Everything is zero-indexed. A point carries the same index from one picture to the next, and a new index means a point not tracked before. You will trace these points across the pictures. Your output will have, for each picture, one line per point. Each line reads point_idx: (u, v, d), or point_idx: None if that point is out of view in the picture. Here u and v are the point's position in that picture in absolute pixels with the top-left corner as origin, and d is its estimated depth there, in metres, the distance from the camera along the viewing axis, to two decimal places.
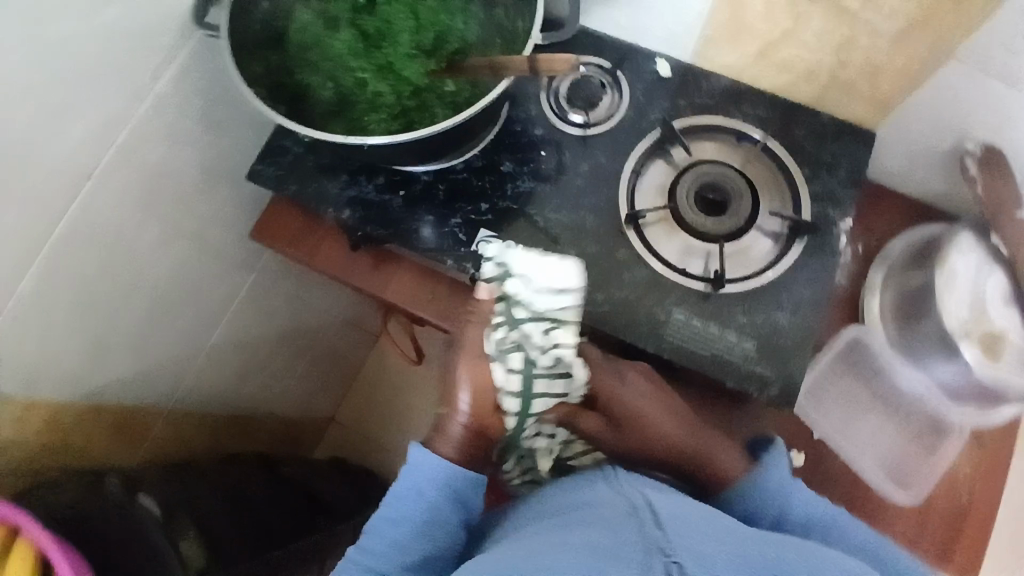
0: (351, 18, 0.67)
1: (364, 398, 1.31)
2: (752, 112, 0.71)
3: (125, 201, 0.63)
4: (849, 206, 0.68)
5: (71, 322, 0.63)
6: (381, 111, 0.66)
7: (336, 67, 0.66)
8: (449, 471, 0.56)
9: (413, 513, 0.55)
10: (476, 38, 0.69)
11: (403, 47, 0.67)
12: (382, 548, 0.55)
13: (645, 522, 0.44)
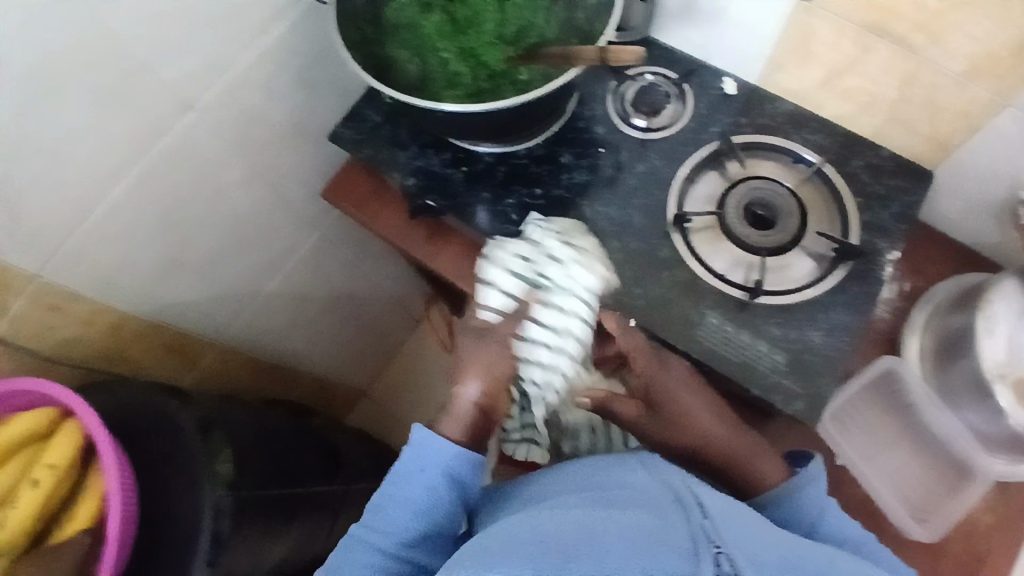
0: (444, 5, 0.73)
1: (396, 378, 1.35)
2: (811, 137, 0.72)
3: (219, 137, 0.70)
4: (899, 239, 0.68)
5: (153, 236, 0.70)
6: (457, 90, 0.70)
7: (423, 46, 0.71)
8: (461, 459, 0.53)
9: (417, 501, 0.52)
10: (555, 35, 0.72)
11: (487, 36, 0.72)
12: (381, 534, 0.52)
13: (692, 515, 0.46)
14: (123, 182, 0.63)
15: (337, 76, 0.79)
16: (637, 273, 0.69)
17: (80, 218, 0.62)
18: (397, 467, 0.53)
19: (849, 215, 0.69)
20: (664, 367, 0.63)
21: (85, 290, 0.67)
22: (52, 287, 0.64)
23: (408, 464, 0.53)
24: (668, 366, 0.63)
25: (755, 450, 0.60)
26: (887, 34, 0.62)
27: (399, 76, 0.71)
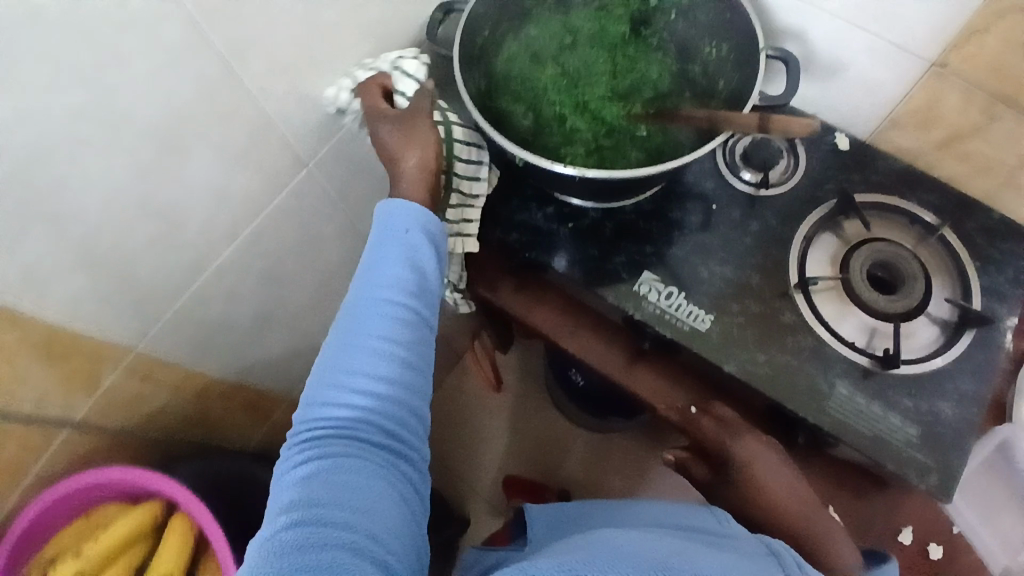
0: (555, 57, 0.70)
1: (439, 414, 1.30)
2: (926, 197, 0.72)
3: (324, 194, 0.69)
4: (1018, 305, 0.67)
5: (257, 292, 0.67)
6: (578, 146, 0.67)
7: (538, 99, 0.69)
8: (421, 210, 0.53)
9: (403, 255, 0.52)
10: (669, 89, 0.70)
11: (600, 90, 0.69)
12: (372, 293, 0.51)
13: (786, 567, 0.50)
14: (227, 246, 0.60)
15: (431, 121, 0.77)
16: (760, 338, 0.68)
17: (185, 281, 0.58)
18: (371, 231, 0.53)
19: (971, 281, 0.68)
20: (735, 439, 0.65)
21: (181, 356, 0.63)
22: (150, 356, 0.59)
23: (378, 238, 0.53)
24: (739, 440, 0.65)
25: (829, 532, 0.60)
26: (1023, 106, 0.61)
27: (518, 132, 0.67)
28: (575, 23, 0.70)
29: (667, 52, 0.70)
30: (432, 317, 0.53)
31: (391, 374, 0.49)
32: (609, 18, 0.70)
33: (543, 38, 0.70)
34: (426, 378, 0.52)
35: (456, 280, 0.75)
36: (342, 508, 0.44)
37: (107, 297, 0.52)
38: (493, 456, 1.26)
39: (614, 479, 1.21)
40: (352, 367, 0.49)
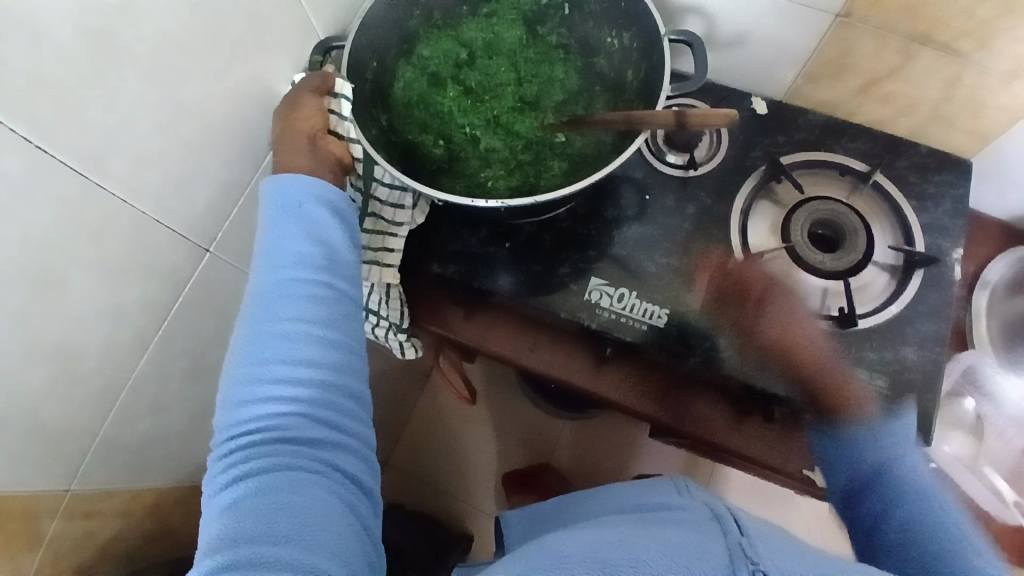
0: (454, 75, 0.66)
1: (418, 440, 1.26)
2: (851, 146, 0.71)
3: (236, 271, 0.65)
4: (959, 235, 0.68)
5: (184, 387, 0.65)
6: (498, 167, 0.64)
7: (446, 125, 0.65)
8: (318, 183, 0.52)
9: (302, 231, 0.51)
10: (578, 88, 0.67)
11: (508, 102, 0.66)
12: (276, 276, 0.49)
13: (729, 531, 0.43)
14: (135, 363, 0.57)
15: None
16: (718, 321, 0.67)
17: (100, 414, 0.56)
18: (263, 215, 0.52)
19: (910, 222, 0.68)
20: (791, 274, 0.66)
21: (116, 482, 0.62)
22: (85, 495, 0.59)
23: (275, 217, 0.51)
24: (796, 275, 0.66)
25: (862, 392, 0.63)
26: (932, 41, 0.60)
27: (433, 163, 0.64)
28: (468, 36, 0.67)
29: (568, 49, 0.68)
30: (348, 288, 0.51)
31: (313, 354, 0.47)
32: (502, 24, 0.67)
33: (438, 58, 0.66)
34: (355, 354, 0.50)
35: (398, 320, 0.73)
36: (276, 525, 0.39)
37: (18, 454, 0.50)
38: (483, 468, 1.23)
39: (608, 462, 1.20)
40: (271, 355, 0.46)
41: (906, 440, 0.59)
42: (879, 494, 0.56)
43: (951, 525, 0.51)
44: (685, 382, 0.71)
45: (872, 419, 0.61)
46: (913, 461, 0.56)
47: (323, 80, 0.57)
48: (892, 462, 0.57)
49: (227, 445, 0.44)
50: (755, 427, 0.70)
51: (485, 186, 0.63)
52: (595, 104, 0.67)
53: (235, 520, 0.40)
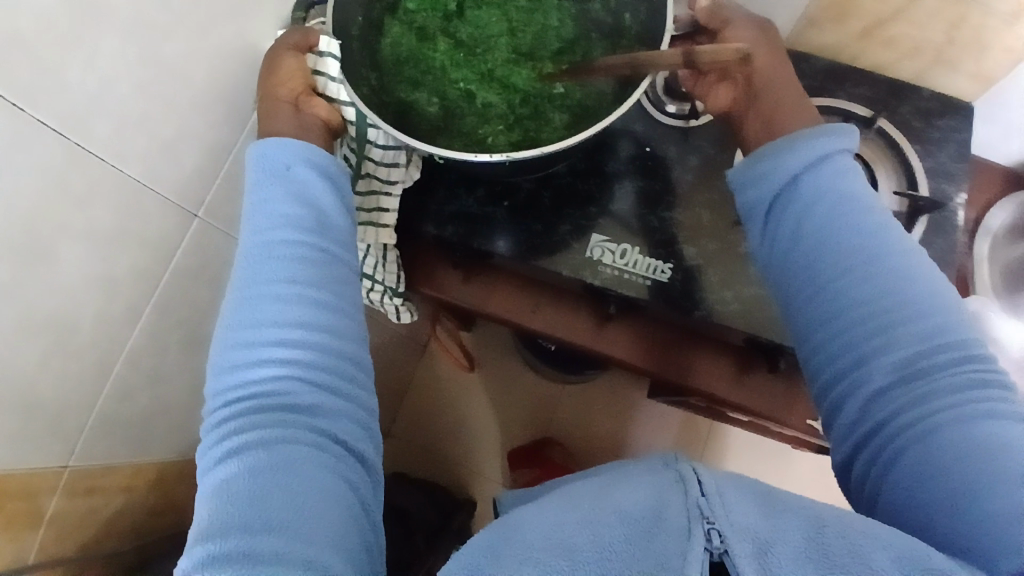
0: (443, 27, 0.62)
1: (417, 408, 1.25)
2: (855, 91, 0.70)
3: (229, 238, 0.63)
4: (963, 180, 0.67)
5: (181, 360, 0.63)
6: (496, 123, 0.61)
7: (439, 81, 0.61)
8: (308, 144, 0.52)
9: (289, 194, 0.50)
10: (574, 36, 0.63)
11: (502, 55, 0.63)
12: (264, 239, 0.48)
13: (688, 486, 0.41)
14: (130, 333, 0.55)
15: None
16: (722, 275, 0.66)
17: (96, 391, 0.55)
18: (251, 178, 0.51)
19: (915, 167, 0.67)
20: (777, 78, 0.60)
21: (116, 458, 0.61)
22: (86, 470, 0.58)
23: (260, 181, 0.50)
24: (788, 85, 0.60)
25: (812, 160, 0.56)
26: None
27: (427, 121, 0.60)
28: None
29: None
30: (339, 252, 0.50)
31: (305, 317, 0.45)
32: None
33: (426, 8, 0.62)
34: (351, 319, 0.48)
35: (394, 283, 0.72)
36: (267, 503, 0.38)
37: (13, 432, 0.49)
38: (486, 434, 1.23)
39: (608, 423, 1.20)
40: (260, 317, 0.45)
41: (834, 162, 0.54)
42: (795, 291, 0.52)
43: (883, 302, 0.46)
44: (687, 337, 0.71)
45: (794, 134, 0.55)
46: (837, 185, 0.52)
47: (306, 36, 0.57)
48: (808, 190, 0.53)
49: (220, 412, 0.43)
50: (762, 377, 0.70)
51: (484, 142, 0.60)
52: (592, 52, 0.62)
53: (224, 493, 0.39)
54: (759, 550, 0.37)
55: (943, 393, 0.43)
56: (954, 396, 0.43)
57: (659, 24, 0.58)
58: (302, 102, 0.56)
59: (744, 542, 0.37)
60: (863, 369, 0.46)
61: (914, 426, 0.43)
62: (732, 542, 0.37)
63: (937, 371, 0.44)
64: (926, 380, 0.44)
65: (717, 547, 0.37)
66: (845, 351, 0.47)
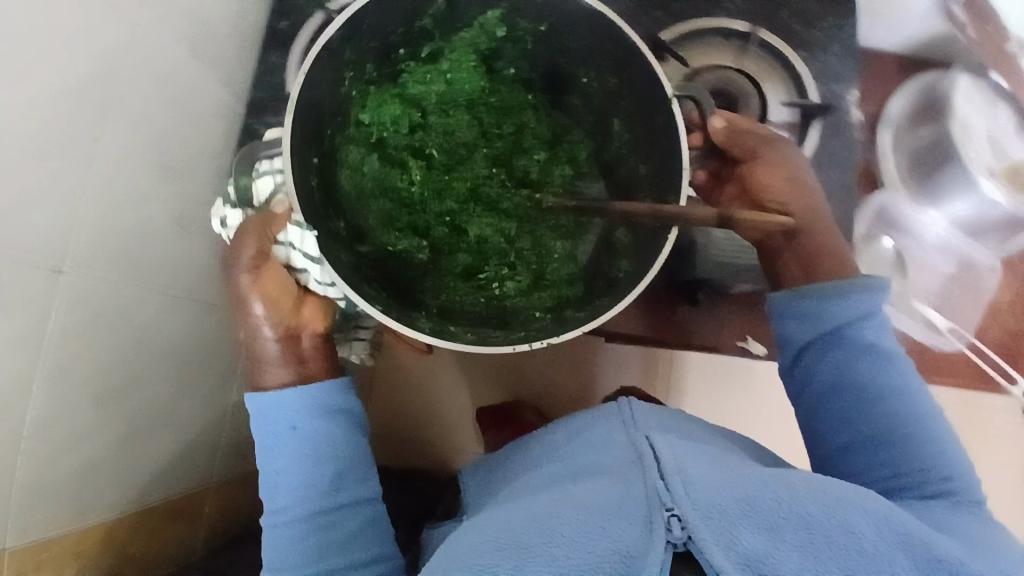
0: (415, 151, 0.70)
1: (387, 401, 1.23)
2: (732, 6, 0.67)
3: (124, 278, 0.55)
4: (851, 77, 0.67)
5: (101, 417, 0.58)
6: (495, 258, 0.70)
7: (427, 215, 0.69)
8: (333, 384, 0.61)
9: (297, 448, 0.58)
10: (551, 136, 0.71)
11: (480, 167, 0.71)
12: (285, 492, 0.58)
13: (649, 474, 0.49)
14: (29, 403, 0.50)
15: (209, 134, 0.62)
16: None
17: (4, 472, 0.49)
18: (262, 441, 0.59)
19: (802, 75, 0.65)
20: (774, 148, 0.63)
21: (57, 529, 0.57)
22: (27, 548, 0.54)
23: (265, 436, 0.59)
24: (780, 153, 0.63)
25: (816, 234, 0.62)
26: None
27: (429, 264, 0.68)
28: (417, 91, 0.68)
29: (532, 86, 0.70)
30: (356, 481, 0.60)
31: (332, 543, 0.57)
32: (459, 71, 0.69)
33: (387, 125, 0.67)
34: (371, 525, 0.59)
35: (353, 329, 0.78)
36: None
37: None
38: (457, 409, 1.22)
39: (573, 375, 1.19)
40: (294, 552, 0.56)
41: (875, 318, 0.59)
42: (826, 403, 0.59)
43: (919, 450, 0.56)
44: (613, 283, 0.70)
45: (840, 282, 0.59)
46: (871, 339, 0.59)
47: (266, 226, 0.60)
48: (849, 341, 0.59)
49: None
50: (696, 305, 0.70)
51: (489, 287, 0.69)
52: (579, 154, 0.70)
53: None
54: (707, 514, 0.44)
55: (947, 509, 0.52)
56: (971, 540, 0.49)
57: (659, 145, 0.60)
58: (295, 318, 0.62)
59: (703, 523, 0.44)
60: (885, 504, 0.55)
61: (939, 514, 0.51)
62: (692, 527, 0.43)
63: (949, 506, 0.52)
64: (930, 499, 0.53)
65: (679, 537, 0.43)
66: (861, 469, 0.56)
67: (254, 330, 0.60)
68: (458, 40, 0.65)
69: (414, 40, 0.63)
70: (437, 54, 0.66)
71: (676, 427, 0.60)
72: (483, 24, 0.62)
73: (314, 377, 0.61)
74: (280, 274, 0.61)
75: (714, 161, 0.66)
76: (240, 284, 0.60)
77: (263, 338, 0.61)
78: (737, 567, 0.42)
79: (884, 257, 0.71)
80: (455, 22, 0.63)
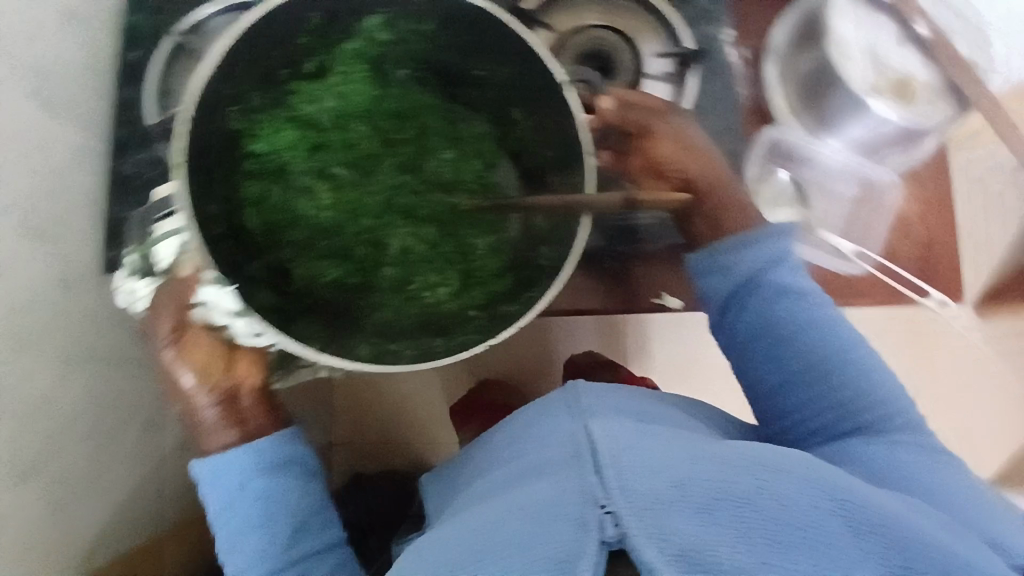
0: (314, 166, 0.57)
1: (353, 405, 1.23)
2: None
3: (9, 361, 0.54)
4: (723, 16, 0.65)
5: (16, 501, 0.57)
6: (424, 270, 0.59)
7: (341, 237, 0.58)
8: (279, 439, 0.58)
9: (256, 508, 0.56)
10: (459, 128, 0.60)
11: (390, 178, 0.58)
12: (245, 552, 0.56)
13: (584, 468, 0.46)
14: None
15: (77, 186, 0.61)
16: None
17: None
18: (216, 508, 0.57)
19: (672, 23, 0.63)
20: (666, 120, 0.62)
21: None
22: None
23: (218, 497, 0.57)
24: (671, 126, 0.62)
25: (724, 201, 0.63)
26: None
27: (354, 296, 0.59)
28: (308, 110, 0.56)
29: (428, 82, 0.60)
30: (320, 529, 0.58)
31: None
32: (350, 81, 0.57)
33: (282, 153, 0.56)
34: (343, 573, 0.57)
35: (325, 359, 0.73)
36: None
37: None
38: (421, 407, 1.21)
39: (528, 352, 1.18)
40: None
41: (788, 260, 0.61)
42: (754, 350, 0.59)
43: (853, 386, 0.57)
44: None
45: (748, 232, 0.61)
46: (789, 281, 0.60)
47: (178, 292, 0.56)
48: (769, 286, 0.60)
49: None
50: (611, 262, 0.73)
51: (421, 299, 0.59)
52: (494, 143, 0.61)
53: None
54: (642, 508, 0.42)
55: (880, 447, 0.54)
56: (898, 480, 0.51)
57: (555, 127, 0.54)
58: (230, 378, 0.58)
59: (635, 518, 0.41)
60: (824, 442, 0.56)
61: (875, 458, 0.53)
62: (626, 523, 0.41)
63: (883, 444, 0.54)
64: (866, 438, 0.55)
65: (612, 534, 0.41)
66: (792, 407, 0.57)
67: (189, 402, 0.57)
68: (344, 50, 0.56)
69: (296, 57, 0.54)
70: (323, 68, 0.56)
71: (623, 407, 0.57)
72: (367, 30, 0.55)
73: (259, 435, 0.58)
74: (202, 339, 0.58)
75: (612, 138, 0.64)
76: (164, 357, 0.57)
77: (200, 405, 0.57)
78: (671, 561, 0.39)
79: (785, 190, 0.71)
80: (336, 32, 0.54)
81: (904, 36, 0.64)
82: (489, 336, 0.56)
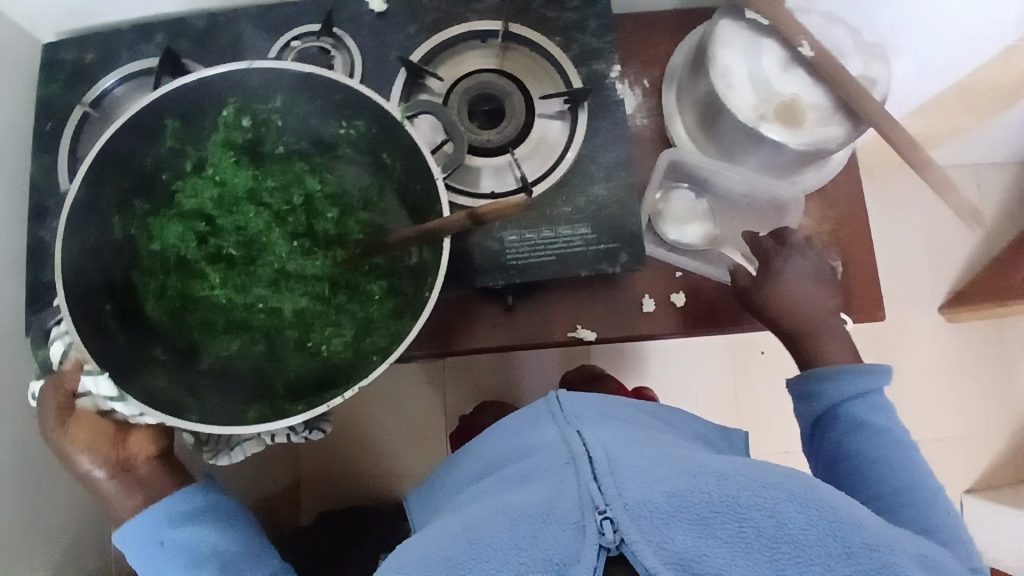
0: (204, 250, 0.59)
1: (320, 450, 1.19)
2: (483, 6, 0.67)
3: None
4: (612, 52, 0.66)
5: None
6: (320, 324, 0.59)
7: (240, 309, 0.59)
8: (186, 490, 0.59)
9: (179, 556, 0.56)
10: (338, 189, 0.61)
11: (283, 248, 0.60)
12: None
13: (582, 474, 0.45)
14: None
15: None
16: None
17: None
18: (141, 572, 0.56)
19: (563, 63, 0.66)
20: (786, 251, 0.68)
21: None
22: None
23: (141, 557, 0.56)
24: (786, 253, 0.68)
25: (823, 332, 0.66)
26: None
27: (262, 364, 0.58)
28: (192, 205, 0.59)
29: (303, 153, 0.61)
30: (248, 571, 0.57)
31: None
32: (224, 170, 0.59)
33: (177, 248, 0.58)
34: None
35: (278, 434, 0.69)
36: None
37: None
38: (393, 437, 1.19)
39: (498, 373, 1.20)
40: None
41: (873, 398, 0.60)
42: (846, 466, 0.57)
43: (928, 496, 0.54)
44: (451, 303, 0.69)
45: (835, 367, 0.61)
46: (879, 420, 0.58)
47: (60, 382, 0.56)
48: (854, 421, 0.59)
49: None
50: (524, 306, 0.69)
51: (321, 355, 0.58)
52: (373, 194, 0.60)
53: None
54: (637, 514, 0.41)
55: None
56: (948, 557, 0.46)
57: (419, 177, 0.56)
58: (123, 451, 0.59)
59: (635, 524, 0.40)
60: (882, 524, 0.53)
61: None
62: (624, 529, 0.40)
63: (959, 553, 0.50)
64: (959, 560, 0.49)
65: (612, 540, 0.40)
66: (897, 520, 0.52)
67: (86, 479, 0.58)
68: (214, 143, 0.58)
69: (171, 160, 0.58)
70: (203, 164, 0.59)
71: (601, 413, 0.58)
72: (227, 122, 0.57)
73: (162, 494, 0.59)
74: (90, 420, 0.58)
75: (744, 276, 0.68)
76: (54, 442, 0.57)
77: (95, 479, 0.58)
78: (670, 568, 0.38)
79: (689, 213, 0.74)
80: (202, 133, 0.58)
81: (792, 59, 0.64)
82: (369, 371, 0.55)
